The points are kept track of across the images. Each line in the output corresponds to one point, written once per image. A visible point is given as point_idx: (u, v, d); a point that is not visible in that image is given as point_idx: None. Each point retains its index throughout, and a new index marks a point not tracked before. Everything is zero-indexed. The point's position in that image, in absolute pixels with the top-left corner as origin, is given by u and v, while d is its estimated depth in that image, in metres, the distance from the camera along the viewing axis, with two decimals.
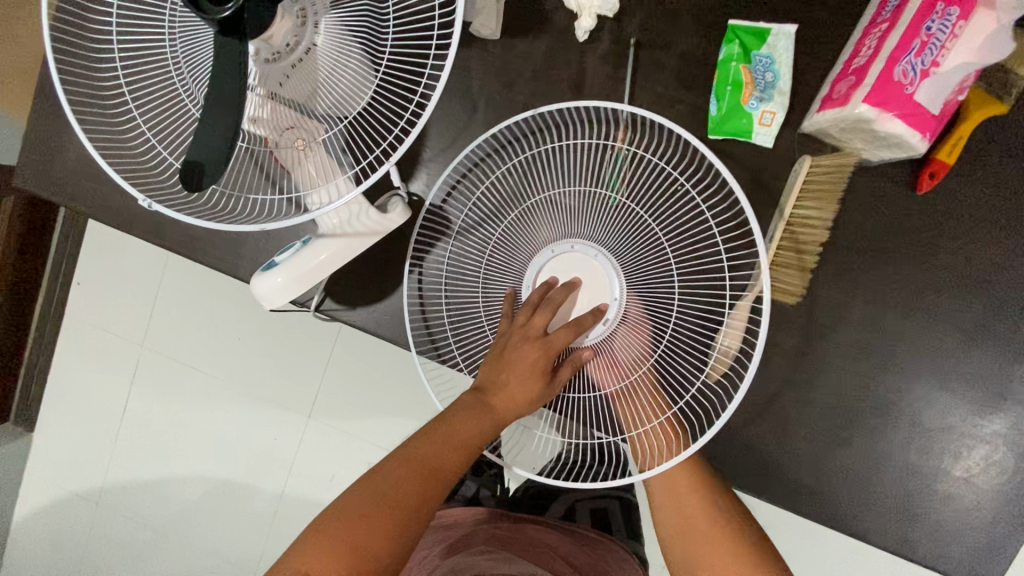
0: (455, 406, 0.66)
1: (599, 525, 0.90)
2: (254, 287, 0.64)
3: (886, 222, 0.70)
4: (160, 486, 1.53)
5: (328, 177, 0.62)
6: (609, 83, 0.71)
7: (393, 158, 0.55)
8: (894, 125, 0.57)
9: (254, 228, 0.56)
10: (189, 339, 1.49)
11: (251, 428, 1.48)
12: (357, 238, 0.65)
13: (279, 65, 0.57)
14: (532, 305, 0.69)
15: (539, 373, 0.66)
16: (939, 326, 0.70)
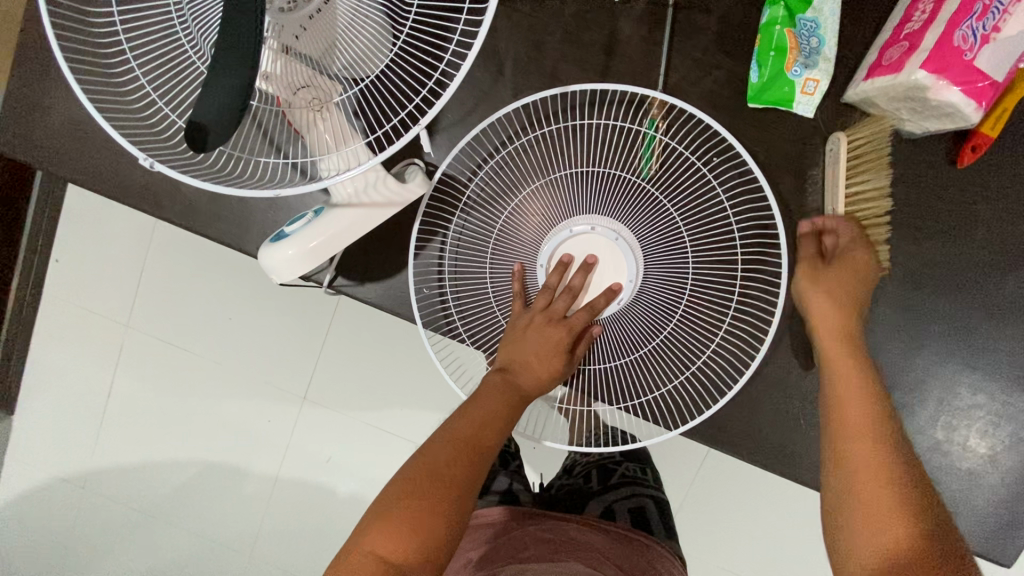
0: (480, 387, 0.65)
1: (636, 520, 0.89)
2: (264, 259, 0.59)
3: (924, 196, 0.68)
4: (150, 469, 1.48)
5: (343, 143, 0.57)
6: (645, 46, 0.67)
7: (423, 121, 0.49)
8: (950, 94, 0.55)
9: (266, 195, 0.51)
10: (179, 318, 1.43)
11: (246, 409, 1.44)
12: (374, 207, 0.60)
13: (294, 16, 0.51)
14: (550, 288, 0.68)
15: (558, 354, 0.67)
16: (972, 303, 0.69)
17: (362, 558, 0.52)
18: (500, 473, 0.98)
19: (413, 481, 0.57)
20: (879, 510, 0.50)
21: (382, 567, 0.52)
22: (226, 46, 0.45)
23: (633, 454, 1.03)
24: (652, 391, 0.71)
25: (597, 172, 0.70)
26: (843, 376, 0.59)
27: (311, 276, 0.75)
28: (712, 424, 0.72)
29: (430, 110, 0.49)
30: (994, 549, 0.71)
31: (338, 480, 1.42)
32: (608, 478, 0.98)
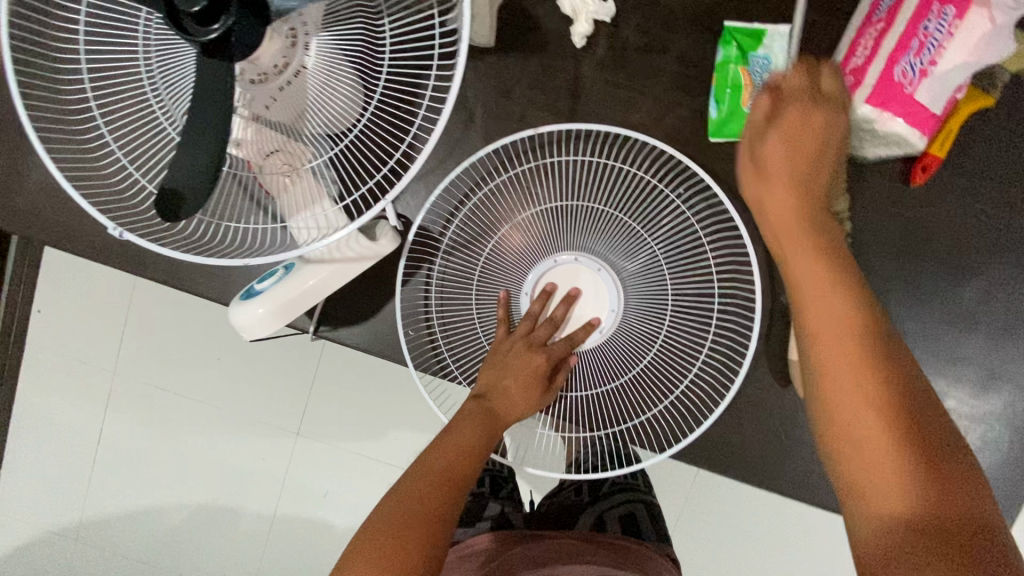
0: (459, 413, 0.67)
1: (628, 528, 0.89)
2: (234, 318, 0.60)
3: (882, 216, 0.71)
4: (145, 515, 1.46)
5: (313, 204, 0.59)
6: (608, 89, 0.70)
7: (386, 198, 0.51)
8: (896, 125, 0.58)
9: (237, 263, 0.52)
10: (167, 362, 1.42)
11: (239, 448, 1.43)
12: (346, 264, 0.62)
13: (265, 87, 0.54)
14: (533, 316, 0.71)
15: (537, 383, 0.68)
16: (935, 314, 0.72)
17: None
18: (491, 500, 0.97)
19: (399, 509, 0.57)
20: (880, 476, 0.42)
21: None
22: (203, 127, 0.47)
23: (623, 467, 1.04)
24: (637, 417, 0.73)
25: (576, 206, 0.73)
26: (810, 289, 0.48)
27: (293, 323, 0.75)
28: (700, 448, 0.74)
29: (397, 185, 0.50)
30: None
31: (336, 515, 1.42)
32: (599, 489, 0.99)
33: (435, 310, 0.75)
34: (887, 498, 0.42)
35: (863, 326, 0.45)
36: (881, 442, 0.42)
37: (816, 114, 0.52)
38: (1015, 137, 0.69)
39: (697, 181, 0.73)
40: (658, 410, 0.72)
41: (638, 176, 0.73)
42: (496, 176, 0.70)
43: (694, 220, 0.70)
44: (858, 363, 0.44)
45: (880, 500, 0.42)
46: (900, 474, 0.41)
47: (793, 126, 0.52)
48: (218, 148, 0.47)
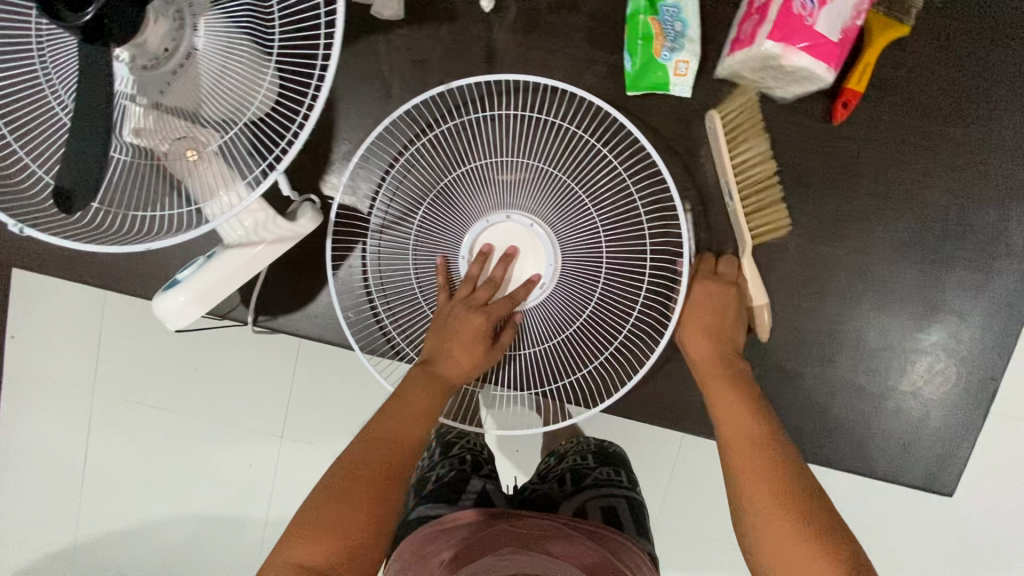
0: (403, 382, 0.66)
1: (607, 517, 0.87)
2: (156, 309, 0.60)
3: (812, 155, 0.70)
4: (137, 530, 1.46)
5: (225, 185, 0.58)
6: (522, 51, 0.70)
7: (280, 168, 0.50)
8: (800, 59, 0.58)
9: (139, 248, 0.51)
10: (142, 377, 1.41)
11: (223, 456, 1.43)
12: (265, 247, 0.62)
13: (157, 73, 0.53)
14: (473, 278, 0.69)
15: (480, 342, 0.67)
16: (872, 249, 0.72)
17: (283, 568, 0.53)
18: (473, 477, 0.93)
19: (335, 491, 0.58)
20: (784, 541, 0.54)
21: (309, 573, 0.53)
22: (86, 113, 0.46)
23: (608, 458, 1.04)
24: (581, 368, 0.74)
25: (504, 162, 0.71)
26: (729, 419, 0.63)
27: (233, 315, 0.75)
28: (645, 400, 0.76)
29: (289, 154, 0.49)
30: (927, 477, 0.76)
31: None
32: (581, 478, 0.98)
33: (375, 284, 0.75)
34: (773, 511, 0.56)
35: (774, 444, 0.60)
36: (779, 526, 0.55)
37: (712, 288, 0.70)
38: (934, 64, 0.69)
39: (620, 128, 0.73)
40: (601, 359, 0.74)
41: (560, 128, 0.72)
42: (418, 142, 0.69)
43: (620, 170, 0.70)
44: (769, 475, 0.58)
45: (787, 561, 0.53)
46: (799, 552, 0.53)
47: (714, 301, 0.69)
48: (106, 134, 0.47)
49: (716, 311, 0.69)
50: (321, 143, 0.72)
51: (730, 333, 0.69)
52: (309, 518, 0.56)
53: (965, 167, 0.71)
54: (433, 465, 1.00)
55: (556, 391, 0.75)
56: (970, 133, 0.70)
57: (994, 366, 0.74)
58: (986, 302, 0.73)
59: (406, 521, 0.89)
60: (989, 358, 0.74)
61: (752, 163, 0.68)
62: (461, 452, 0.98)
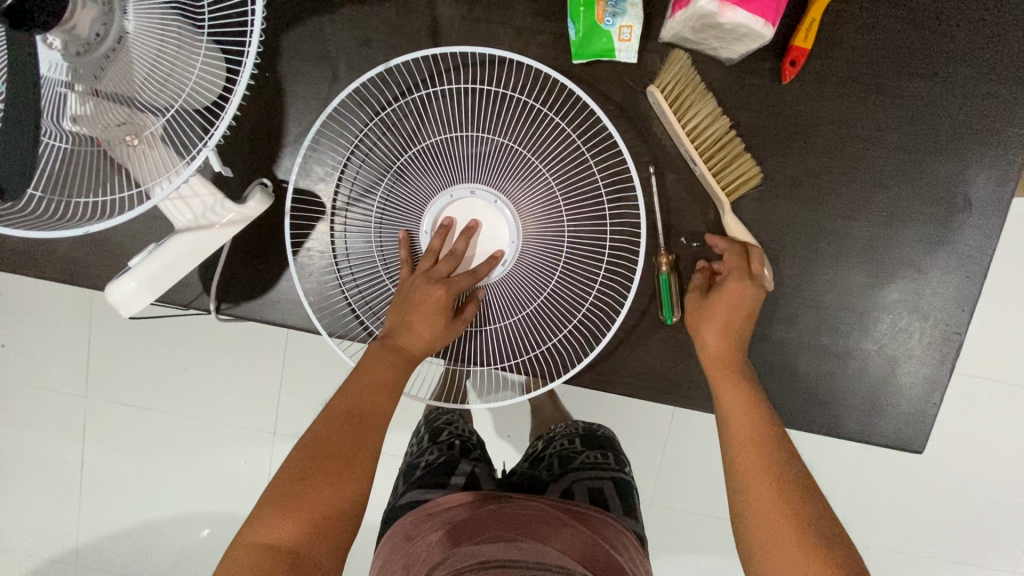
0: (364, 357, 0.64)
1: (593, 498, 0.88)
2: (108, 297, 0.60)
3: (765, 116, 0.70)
4: (136, 532, 1.48)
5: (167, 168, 0.59)
6: (467, 25, 0.69)
7: (208, 145, 0.51)
8: (736, 15, 0.57)
9: (77, 232, 0.51)
10: (132, 379, 1.43)
11: (216, 453, 1.44)
12: (215, 231, 0.62)
13: (91, 58, 0.53)
14: (434, 251, 0.68)
15: (442, 314, 0.65)
16: (829, 208, 0.72)
17: (249, 549, 0.52)
18: (462, 461, 0.92)
19: (303, 469, 0.56)
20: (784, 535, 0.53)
21: (276, 552, 0.52)
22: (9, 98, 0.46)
23: (596, 441, 1.02)
24: (545, 342, 0.74)
25: (459, 138, 0.72)
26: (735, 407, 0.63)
27: (195, 304, 0.75)
28: (614, 372, 0.75)
29: (216, 127, 0.50)
30: (896, 435, 0.77)
31: None
32: (569, 462, 0.96)
33: (338, 266, 0.74)
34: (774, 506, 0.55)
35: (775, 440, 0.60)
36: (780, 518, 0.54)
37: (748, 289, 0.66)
38: (880, 17, 0.69)
39: (572, 98, 0.73)
40: (565, 332, 0.73)
41: (515, 101, 0.73)
42: (371, 120, 0.69)
43: (577, 140, 0.71)
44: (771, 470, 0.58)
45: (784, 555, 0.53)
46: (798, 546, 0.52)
47: (734, 295, 0.66)
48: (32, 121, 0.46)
49: (738, 312, 0.67)
50: (271, 128, 0.72)
51: (744, 333, 0.67)
52: (277, 497, 0.54)
53: (917, 120, 0.70)
54: (421, 450, 0.97)
55: (521, 366, 0.74)
56: (920, 86, 0.70)
57: (957, 319, 0.74)
58: (947, 256, 0.72)
59: (393, 507, 0.87)
60: (952, 312, 0.74)
61: (709, 121, 0.67)
62: (448, 439, 0.96)
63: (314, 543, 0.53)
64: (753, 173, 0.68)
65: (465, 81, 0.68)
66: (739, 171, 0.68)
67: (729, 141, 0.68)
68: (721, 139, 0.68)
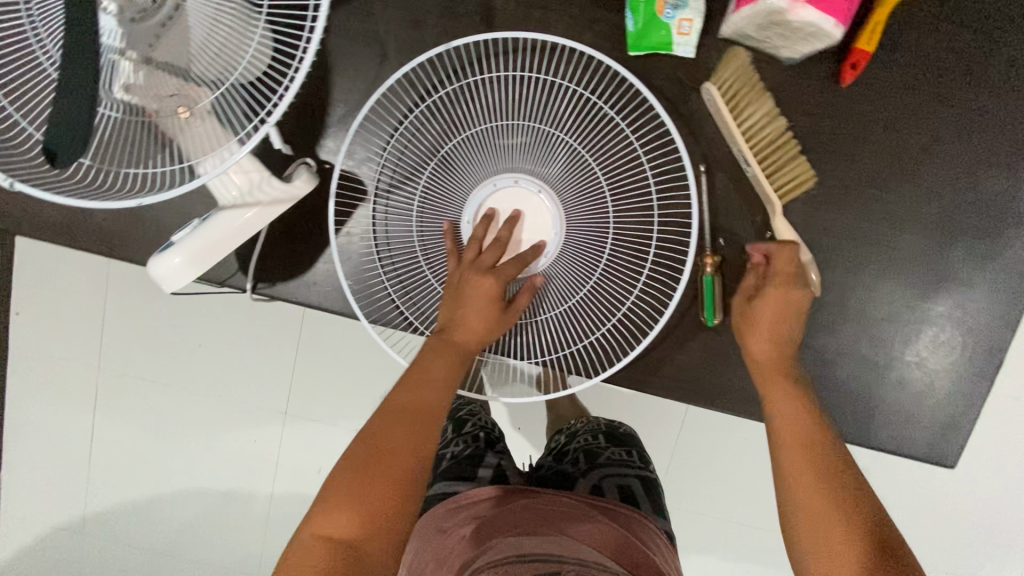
0: (419, 352, 0.64)
1: (623, 496, 0.88)
2: (152, 271, 0.59)
3: (820, 119, 0.68)
4: (146, 504, 1.49)
5: (217, 143, 0.58)
6: (521, 10, 0.68)
7: (269, 122, 0.50)
8: (807, 13, 0.56)
9: (130, 203, 0.50)
10: (147, 354, 1.42)
11: (227, 432, 1.44)
12: (261, 209, 0.61)
13: (146, 25, 0.52)
14: (478, 241, 0.67)
15: (494, 304, 0.65)
16: (879, 216, 0.70)
17: (311, 540, 0.53)
18: (488, 454, 0.92)
19: (356, 466, 0.56)
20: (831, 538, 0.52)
21: (333, 547, 0.52)
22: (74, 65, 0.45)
23: (617, 437, 1.02)
24: (583, 339, 0.72)
25: (506, 126, 0.70)
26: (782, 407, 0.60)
27: (231, 282, 0.75)
28: (649, 373, 0.75)
29: (278, 107, 0.50)
30: (931, 449, 0.75)
31: None
32: (594, 458, 0.96)
33: (380, 253, 0.74)
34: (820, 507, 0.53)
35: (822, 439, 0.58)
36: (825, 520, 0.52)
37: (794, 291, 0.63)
38: (946, 23, 0.67)
39: (625, 90, 0.71)
40: (604, 329, 0.72)
41: (567, 90, 0.71)
42: (420, 106, 0.68)
43: (630, 135, 0.69)
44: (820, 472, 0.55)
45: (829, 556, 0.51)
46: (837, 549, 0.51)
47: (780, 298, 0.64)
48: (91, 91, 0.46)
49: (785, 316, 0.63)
50: (314, 107, 0.70)
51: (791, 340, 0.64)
52: (333, 493, 0.55)
53: (977, 131, 0.68)
54: (446, 440, 0.97)
55: (558, 362, 0.74)
56: (982, 95, 0.68)
57: (1001, 336, 0.72)
58: (996, 271, 0.71)
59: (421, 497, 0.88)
60: (997, 328, 0.72)
61: (765, 120, 0.66)
62: (473, 430, 0.95)
63: (368, 541, 0.53)
64: (807, 176, 0.67)
65: (516, 70, 0.66)
66: (791, 173, 0.67)
67: (784, 141, 0.66)
68: (775, 140, 0.66)
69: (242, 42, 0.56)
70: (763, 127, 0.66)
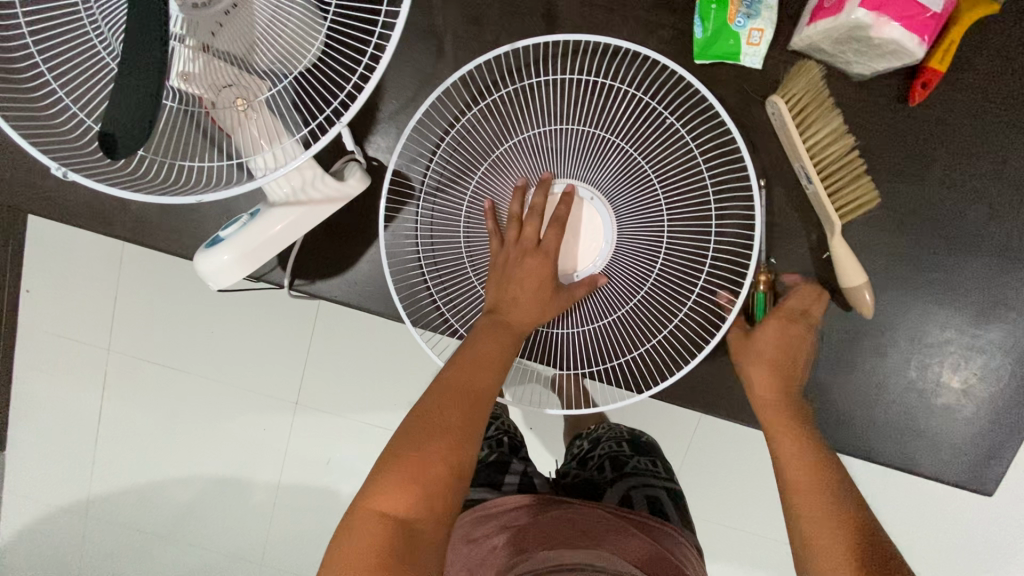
0: (472, 336, 0.62)
1: (652, 508, 0.83)
2: (198, 267, 0.58)
3: (883, 138, 0.67)
4: (115, 511, 1.34)
5: (274, 139, 0.56)
6: (585, 11, 0.66)
7: (343, 121, 0.48)
8: (892, 31, 0.54)
9: (190, 199, 0.48)
10: (132, 343, 1.28)
11: (210, 434, 1.30)
12: (313, 207, 0.59)
13: (209, 12, 0.50)
14: (516, 217, 0.65)
15: (546, 282, 0.64)
16: (939, 240, 0.68)
17: (365, 516, 0.52)
18: (513, 461, 0.91)
19: (411, 442, 0.55)
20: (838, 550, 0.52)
21: (393, 521, 0.52)
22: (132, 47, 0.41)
23: (640, 447, 0.99)
24: (629, 352, 0.71)
25: (561, 130, 0.68)
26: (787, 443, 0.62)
27: (269, 277, 0.73)
28: (694, 388, 0.72)
29: (352, 107, 0.47)
30: (971, 476, 0.74)
31: (322, 501, 1.30)
32: (620, 467, 0.93)
33: (424, 255, 0.72)
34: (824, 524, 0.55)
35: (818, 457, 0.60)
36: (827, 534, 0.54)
37: (793, 328, 0.65)
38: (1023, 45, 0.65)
39: (687, 99, 0.69)
40: (652, 344, 0.70)
41: (627, 95, 0.69)
42: (477, 107, 0.66)
43: (693, 145, 0.66)
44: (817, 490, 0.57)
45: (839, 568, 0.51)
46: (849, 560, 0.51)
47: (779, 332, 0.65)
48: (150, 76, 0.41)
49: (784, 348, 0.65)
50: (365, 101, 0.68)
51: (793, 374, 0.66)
52: (389, 467, 0.54)
53: None
54: None
55: (603, 375, 0.72)
56: None
57: None
58: None
59: None
60: None
61: (832, 138, 0.64)
62: (498, 435, 0.96)
63: (427, 516, 0.53)
64: (871, 197, 0.65)
65: (578, 74, 0.64)
66: (855, 193, 0.65)
67: (850, 160, 0.65)
68: (840, 159, 0.65)
69: (306, 38, 0.54)
70: (828, 145, 0.64)
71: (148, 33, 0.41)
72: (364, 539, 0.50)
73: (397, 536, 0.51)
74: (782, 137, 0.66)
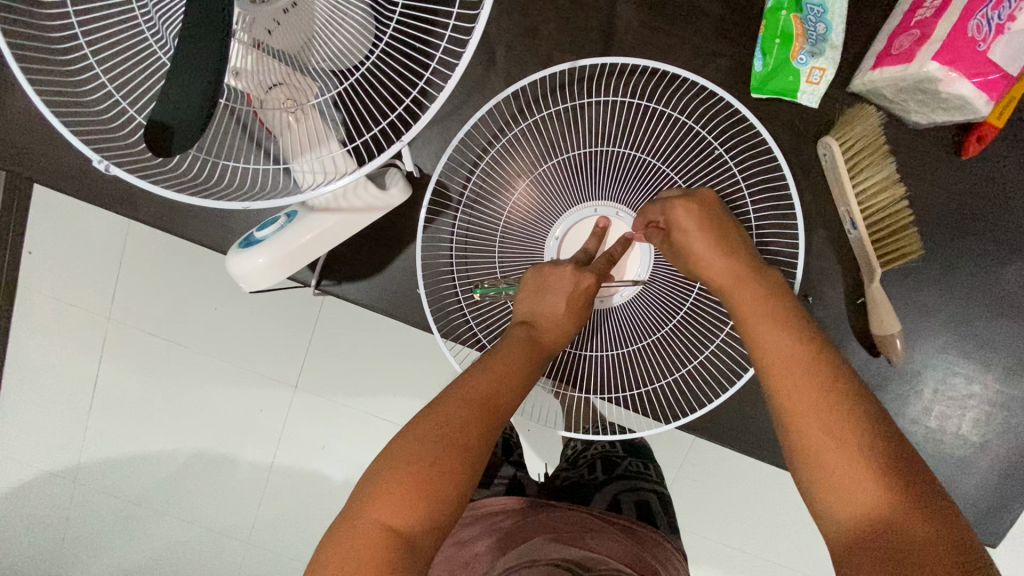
0: (503, 342, 0.57)
1: (643, 515, 0.72)
2: (233, 267, 0.56)
3: (930, 187, 0.66)
4: (55, 506, 1.19)
5: (318, 145, 0.54)
6: (643, 32, 0.66)
7: (405, 139, 0.47)
8: (962, 87, 0.54)
9: (236, 205, 0.47)
10: (96, 326, 1.14)
11: (179, 432, 1.17)
12: (353, 214, 0.58)
13: (267, 9, 0.47)
14: (588, 254, 0.63)
15: (583, 299, 0.60)
16: (977, 296, 0.67)
17: (366, 526, 0.45)
18: (503, 464, 0.81)
19: (423, 452, 0.48)
20: (839, 471, 0.42)
21: (391, 540, 0.45)
22: (196, 35, 0.39)
23: (636, 450, 0.86)
24: (655, 381, 0.70)
25: (609, 152, 0.67)
26: (773, 366, 0.46)
27: (294, 276, 0.70)
28: (716, 422, 0.71)
29: (414, 126, 0.46)
30: (980, 528, 0.70)
31: (291, 513, 1.18)
32: (612, 469, 0.80)
33: (457, 265, 0.70)
34: (813, 419, 0.44)
35: (826, 368, 0.45)
36: (829, 446, 0.43)
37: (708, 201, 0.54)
38: None
39: (737, 130, 0.67)
40: (679, 375, 0.69)
41: (679, 123, 0.68)
42: (528, 121, 0.65)
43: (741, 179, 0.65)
44: (817, 391, 0.44)
45: (848, 498, 0.41)
46: (833, 481, 0.42)
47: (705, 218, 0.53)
48: (218, 68, 0.39)
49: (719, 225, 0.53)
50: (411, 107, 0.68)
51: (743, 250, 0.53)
52: (384, 477, 0.47)
53: None
54: None
55: (624, 400, 0.71)
56: None
57: None
58: None
59: None
60: None
61: (878, 186, 0.63)
62: None
63: (419, 537, 0.46)
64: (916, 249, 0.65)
65: (632, 95, 0.63)
66: (894, 241, 0.65)
67: (894, 208, 0.64)
68: (883, 207, 0.64)
69: (364, 44, 0.52)
70: (874, 191, 0.64)
71: (201, 28, 0.39)
72: (355, 555, 0.44)
73: (398, 560, 0.44)
74: (829, 179, 0.65)
